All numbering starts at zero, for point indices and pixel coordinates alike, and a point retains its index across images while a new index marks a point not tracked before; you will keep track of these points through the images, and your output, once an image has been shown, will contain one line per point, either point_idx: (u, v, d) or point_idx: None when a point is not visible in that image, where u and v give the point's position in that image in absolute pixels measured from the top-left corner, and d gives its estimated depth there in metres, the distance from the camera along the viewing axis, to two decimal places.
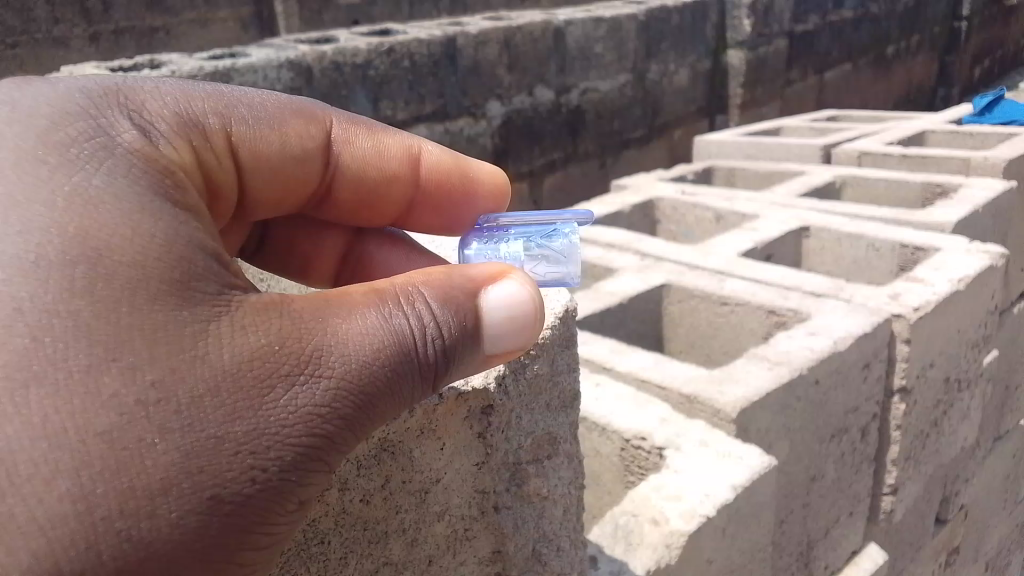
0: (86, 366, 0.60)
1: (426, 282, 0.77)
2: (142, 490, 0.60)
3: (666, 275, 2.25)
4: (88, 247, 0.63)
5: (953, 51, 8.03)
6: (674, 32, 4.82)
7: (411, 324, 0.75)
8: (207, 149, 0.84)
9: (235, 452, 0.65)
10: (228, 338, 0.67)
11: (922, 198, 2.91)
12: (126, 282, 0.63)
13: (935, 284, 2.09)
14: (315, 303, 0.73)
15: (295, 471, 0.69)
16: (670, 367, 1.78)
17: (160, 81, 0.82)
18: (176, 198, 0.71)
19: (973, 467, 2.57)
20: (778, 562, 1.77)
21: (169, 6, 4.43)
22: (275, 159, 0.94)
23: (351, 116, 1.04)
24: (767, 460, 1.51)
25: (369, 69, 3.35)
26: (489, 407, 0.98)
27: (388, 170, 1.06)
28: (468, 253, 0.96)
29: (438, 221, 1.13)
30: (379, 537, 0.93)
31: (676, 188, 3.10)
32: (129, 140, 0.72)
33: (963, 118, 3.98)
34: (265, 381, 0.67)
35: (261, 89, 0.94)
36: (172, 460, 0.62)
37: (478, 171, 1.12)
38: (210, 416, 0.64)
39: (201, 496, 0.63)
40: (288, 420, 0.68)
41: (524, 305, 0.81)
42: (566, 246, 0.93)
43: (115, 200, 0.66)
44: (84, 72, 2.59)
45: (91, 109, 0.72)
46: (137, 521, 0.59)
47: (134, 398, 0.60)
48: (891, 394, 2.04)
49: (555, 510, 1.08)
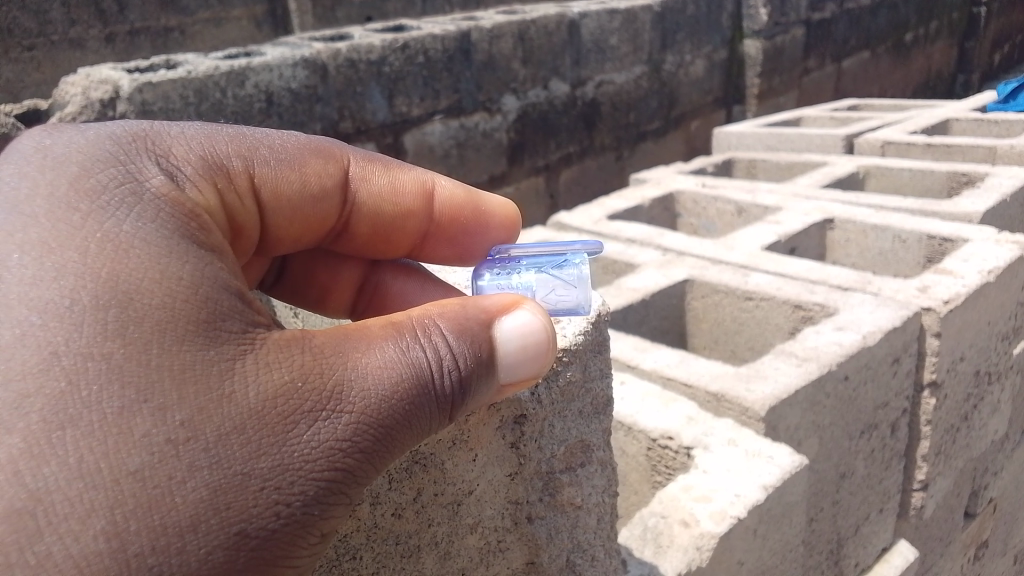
0: (118, 407, 0.60)
1: (441, 314, 0.76)
2: (173, 526, 0.59)
3: (689, 270, 2.21)
4: (119, 289, 0.63)
5: (972, 37, 7.89)
6: (690, 21, 4.77)
7: (429, 357, 0.73)
8: (230, 190, 0.83)
9: (260, 487, 0.64)
10: (253, 375, 0.66)
11: (948, 188, 2.85)
12: (155, 324, 0.63)
13: (965, 276, 2.04)
14: (334, 338, 0.73)
15: (317, 505, 0.68)
16: (697, 364, 1.75)
17: (183, 125, 0.82)
18: (201, 239, 0.71)
19: (1001, 460, 2.52)
20: (808, 561, 1.75)
21: (184, 5, 4.41)
22: (295, 198, 0.92)
23: (366, 154, 1.02)
24: (798, 459, 1.48)
25: (384, 65, 3.32)
26: (523, 416, 0.97)
27: (404, 205, 1.03)
28: (480, 284, 0.92)
29: (453, 253, 1.10)
30: (411, 552, 0.92)
31: (696, 181, 3.06)
32: (156, 185, 0.73)
33: (987, 105, 3.90)
34: (288, 418, 0.66)
35: (282, 130, 0.93)
36: (200, 497, 0.61)
37: (490, 203, 1.10)
38: (237, 452, 0.63)
39: (227, 531, 0.62)
40: (311, 455, 0.67)
41: (537, 335, 0.79)
42: (577, 275, 0.91)
43: (144, 244, 0.67)
44: (99, 74, 2.57)
45: (120, 155, 0.73)
46: (168, 557, 0.58)
47: (163, 436, 0.60)
48: (921, 388, 2.00)
49: (588, 519, 1.06)
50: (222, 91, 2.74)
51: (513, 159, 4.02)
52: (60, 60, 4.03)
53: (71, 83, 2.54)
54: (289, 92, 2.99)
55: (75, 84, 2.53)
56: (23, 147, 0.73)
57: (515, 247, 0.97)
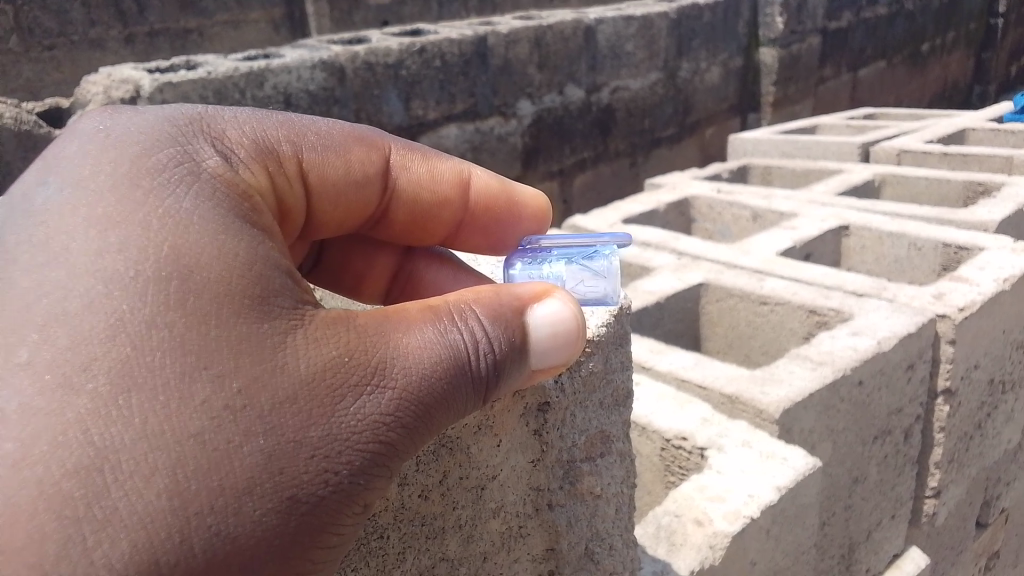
0: (180, 374, 0.62)
1: (478, 299, 0.78)
2: (230, 488, 0.62)
3: (704, 274, 2.22)
4: (181, 263, 0.66)
5: (990, 48, 7.85)
6: (707, 29, 4.78)
7: (466, 340, 0.75)
8: (280, 173, 0.86)
9: (311, 456, 0.66)
10: (303, 349, 0.69)
11: (964, 197, 2.86)
12: (213, 296, 0.66)
13: (981, 284, 2.04)
14: (377, 317, 0.75)
15: (362, 476, 0.70)
16: (713, 366, 1.76)
17: (237, 110, 0.85)
18: (254, 219, 0.74)
19: (1014, 470, 2.50)
20: (821, 564, 1.75)
21: (202, 7, 4.46)
22: (340, 183, 0.94)
23: (407, 142, 1.04)
24: (812, 461, 1.49)
25: (401, 68, 3.35)
26: (546, 404, 0.98)
27: (441, 193, 1.05)
28: (512, 273, 0.93)
29: (485, 243, 1.12)
30: (436, 533, 0.94)
31: (711, 186, 3.07)
32: (213, 166, 0.75)
33: (1004, 116, 3.90)
34: (336, 391, 0.69)
35: (327, 117, 0.95)
36: (255, 461, 0.63)
37: (523, 193, 1.12)
38: (289, 421, 0.66)
39: (280, 496, 0.64)
40: (357, 427, 0.69)
41: (568, 322, 0.81)
42: (607, 266, 0.93)
43: (203, 221, 0.69)
44: (121, 73, 2.61)
45: (178, 135, 0.77)
46: (225, 517, 0.61)
47: (221, 403, 0.63)
48: (935, 395, 2.00)
49: (607, 508, 1.07)
50: (241, 92, 2.77)
51: (527, 164, 4.04)
52: (80, 60, 4.09)
53: (93, 83, 2.58)
54: (307, 94, 3.02)
55: (97, 83, 2.57)
56: (86, 127, 0.76)
57: (545, 237, 0.98)
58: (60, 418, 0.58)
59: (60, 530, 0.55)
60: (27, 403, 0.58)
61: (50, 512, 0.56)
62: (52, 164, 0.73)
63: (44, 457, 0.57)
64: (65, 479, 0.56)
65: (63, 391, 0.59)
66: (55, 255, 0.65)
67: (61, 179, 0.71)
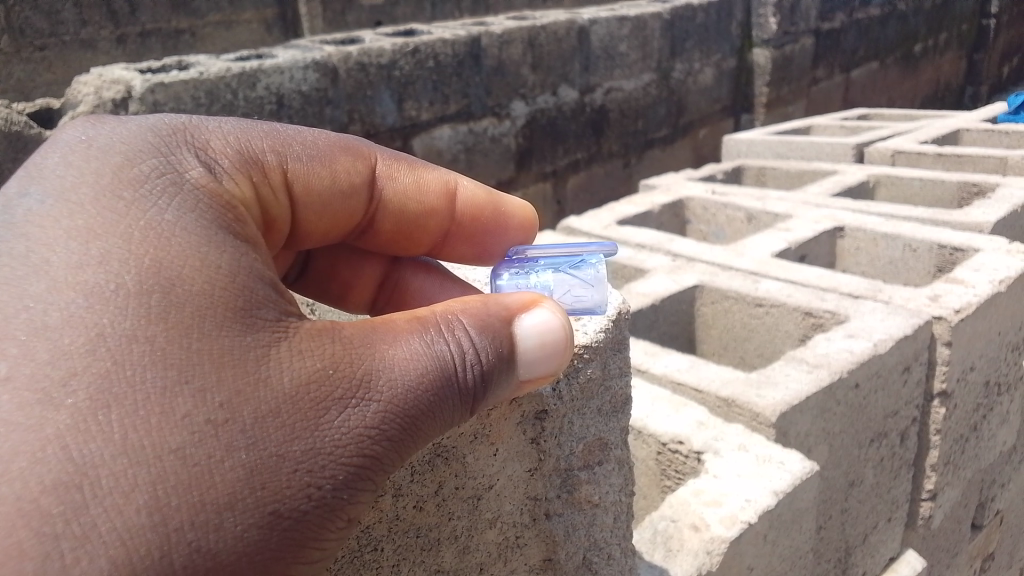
0: (161, 387, 0.61)
1: (465, 310, 0.77)
2: (211, 504, 0.60)
3: (699, 276, 2.21)
4: (162, 276, 0.65)
5: (982, 49, 7.87)
6: (700, 30, 4.78)
7: (453, 351, 0.74)
8: (264, 184, 0.84)
9: (294, 470, 0.65)
10: (287, 361, 0.67)
11: (958, 199, 2.85)
12: (196, 309, 0.65)
13: (976, 286, 2.04)
14: (362, 329, 0.73)
15: (347, 490, 0.68)
16: (708, 369, 1.75)
17: (221, 121, 0.84)
18: (237, 230, 0.73)
19: (1009, 472, 2.49)
20: (817, 568, 1.74)
21: (194, 7, 4.42)
22: (326, 194, 0.92)
23: (393, 153, 1.02)
24: (809, 465, 1.47)
25: (394, 69, 3.33)
26: (543, 412, 0.97)
27: (426, 203, 1.03)
28: (500, 283, 0.92)
29: (472, 252, 1.11)
30: (432, 543, 0.92)
31: (705, 188, 3.06)
32: (195, 177, 0.74)
33: (997, 116, 3.90)
34: (320, 404, 0.67)
35: (313, 127, 0.94)
36: (237, 476, 0.62)
37: (510, 205, 1.10)
38: (272, 435, 0.64)
39: (262, 511, 0.63)
40: (342, 441, 0.68)
41: (556, 333, 0.80)
42: (595, 276, 0.92)
43: (186, 233, 0.69)
44: (112, 74, 2.58)
45: (160, 147, 0.75)
46: (205, 533, 0.59)
47: (204, 417, 0.61)
48: (931, 398, 1.99)
49: (606, 517, 1.06)
50: (233, 93, 2.75)
51: (521, 165, 4.03)
52: (71, 60, 4.07)
53: (83, 83, 2.55)
54: (299, 95, 3.00)
55: (87, 84, 2.54)
56: (68, 138, 0.75)
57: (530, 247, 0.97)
58: (39, 433, 0.56)
59: (38, 546, 0.53)
60: (6, 418, 0.56)
61: (28, 528, 0.53)
62: (33, 177, 0.71)
63: (22, 473, 0.55)
64: (43, 495, 0.54)
65: (42, 406, 0.57)
66: (36, 268, 0.63)
67: (44, 192, 0.69)
